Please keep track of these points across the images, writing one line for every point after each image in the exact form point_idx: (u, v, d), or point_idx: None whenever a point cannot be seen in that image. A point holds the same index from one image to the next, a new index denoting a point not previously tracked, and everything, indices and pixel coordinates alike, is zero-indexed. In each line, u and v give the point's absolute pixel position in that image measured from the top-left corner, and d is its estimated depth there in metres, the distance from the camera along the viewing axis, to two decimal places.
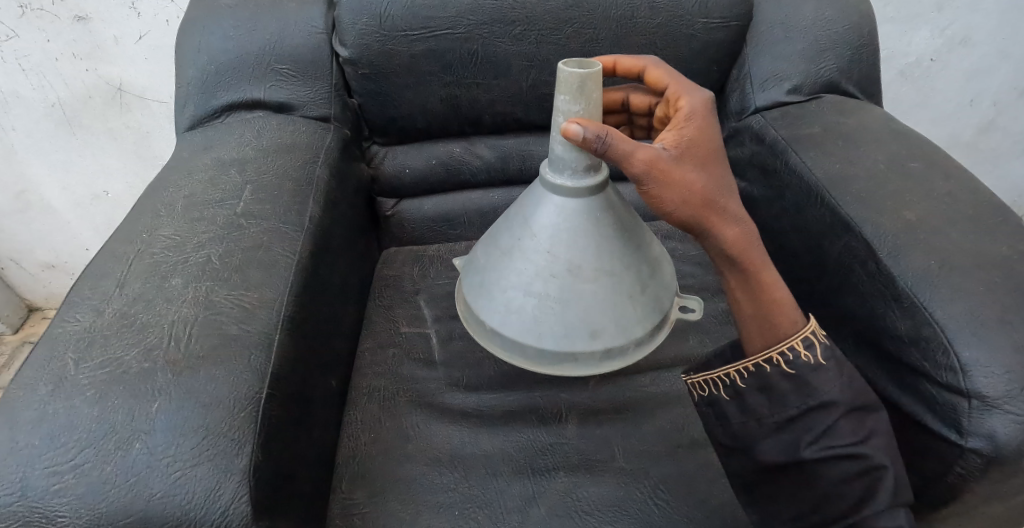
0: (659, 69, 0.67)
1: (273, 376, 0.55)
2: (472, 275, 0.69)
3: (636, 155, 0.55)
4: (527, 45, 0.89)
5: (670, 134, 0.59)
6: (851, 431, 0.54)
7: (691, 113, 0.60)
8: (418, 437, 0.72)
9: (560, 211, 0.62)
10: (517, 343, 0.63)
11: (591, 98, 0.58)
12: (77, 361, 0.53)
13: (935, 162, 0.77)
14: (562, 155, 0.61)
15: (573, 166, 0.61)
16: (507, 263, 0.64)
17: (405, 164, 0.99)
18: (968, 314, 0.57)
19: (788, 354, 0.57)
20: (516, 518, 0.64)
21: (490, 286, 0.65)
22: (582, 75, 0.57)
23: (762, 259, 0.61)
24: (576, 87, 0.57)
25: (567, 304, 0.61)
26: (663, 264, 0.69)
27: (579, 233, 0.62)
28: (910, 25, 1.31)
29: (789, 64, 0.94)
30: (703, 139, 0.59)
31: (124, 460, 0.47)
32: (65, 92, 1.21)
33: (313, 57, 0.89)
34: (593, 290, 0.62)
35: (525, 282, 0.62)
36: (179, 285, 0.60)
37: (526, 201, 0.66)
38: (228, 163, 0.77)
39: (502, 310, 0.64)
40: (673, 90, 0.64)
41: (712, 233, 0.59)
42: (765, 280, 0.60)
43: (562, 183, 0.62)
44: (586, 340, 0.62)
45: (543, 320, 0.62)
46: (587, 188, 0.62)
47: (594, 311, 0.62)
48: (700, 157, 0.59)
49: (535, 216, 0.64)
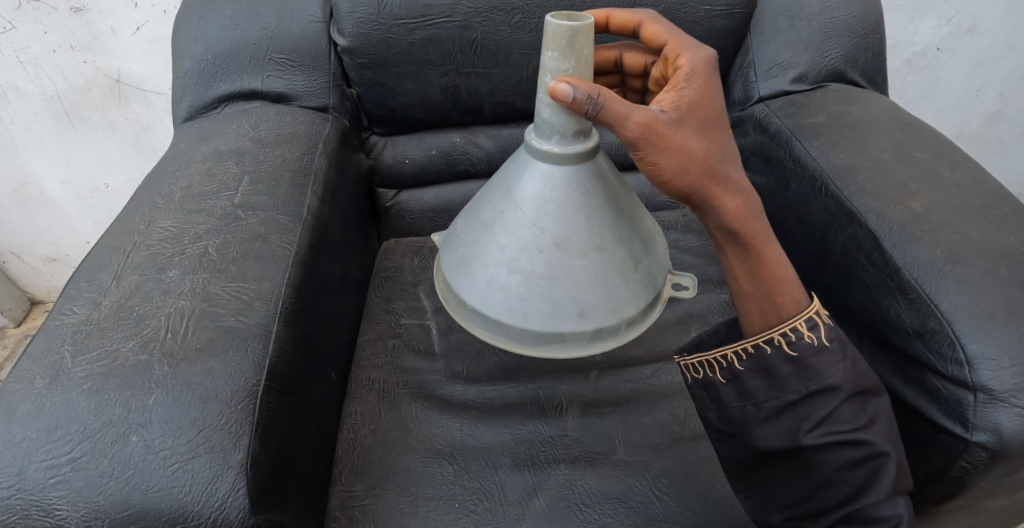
0: (655, 24, 0.66)
1: (271, 368, 0.55)
2: (452, 251, 0.68)
3: (632, 117, 0.53)
4: (528, 33, 0.88)
5: (670, 95, 0.58)
6: (853, 416, 0.54)
7: (692, 72, 0.59)
8: (418, 429, 0.72)
9: (547, 182, 0.61)
10: (501, 323, 0.61)
11: (581, 55, 0.56)
12: (74, 353, 0.53)
13: (943, 152, 0.75)
14: (550, 119, 0.60)
15: (561, 132, 0.60)
16: (490, 238, 0.63)
17: (405, 154, 0.98)
18: (975, 307, 0.56)
19: (790, 335, 0.56)
20: (515, 510, 0.64)
21: (471, 262, 0.64)
22: (571, 28, 0.54)
23: (764, 233, 0.60)
24: (565, 42, 0.55)
25: (554, 281, 0.60)
26: (656, 238, 0.68)
27: (567, 206, 0.61)
28: (917, 13, 1.29)
29: (793, 51, 0.92)
30: (703, 102, 0.58)
31: (121, 452, 0.46)
32: (63, 84, 1.20)
33: (311, 46, 0.88)
34: (583, 265, 0.61)
35: (508, 258, 0.61)
36: (177, 277, 0.60)
37: (510, 171, 0.65)
38: (226, 154, 0.76)
39: (483, 288, 0.62)
40: (673, 47, 0.63)
41: (711, 203, 0.58)
42: (767, 255, 0.59)
43: (549, 148, 0.61)
44: (576, 320, 0.60)
45: (528, 299, 0.60)
46: (576, 155, 0.61)
47: (583, 288, 0.60)
48: (700, 122, 0.57)
49: (519, 187, 0.63)
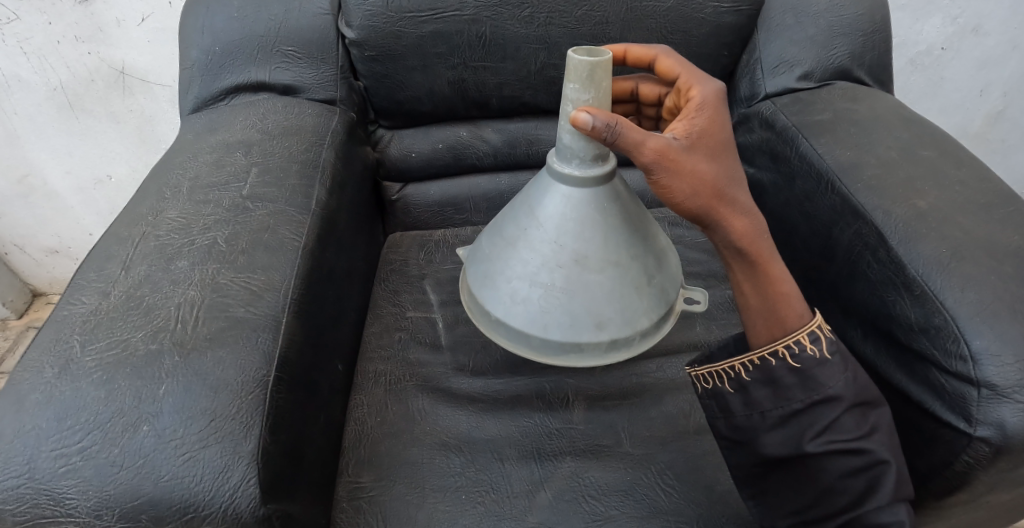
0: (669, 58, 0.66)
1: (281, 359, 0.55)
2: (476, 265, 0.68)
3: (647, 143, 0.54)
4: (536, 27, 0.88)
5: (681, 123, 0.58)
6: (855, 425, 0.54)
7: (703, 102, 0.59)
8: (425, 421, 0.72)
9: (567, 201, 0.62)
10: (522, 334, 0.62)
11: (600, 86, 0.57)
12: (83, 343, 0.53)
13: (948, 150, 0.76)
14: (570, 145, 0.60)
15: (580, 157, 0.61)
16: (512, 252, 0.64)
17: (412, 148, 0.98)
18: (978, 303, 0.57)
19: (793, 347, 0.57)
20: (522, 502, 0.64)
21: (494, 275, 0.64)
22: (592, 62, 0.55)
23: (771, 253, 0.60)
24: (586, 75, 0.56)
25: (573, 295, 0.61)
26: (670, 255, 0.69)
27: (587, 224, 0.61)
28: (923, 12, 1.29)
29: (800, 49, 0.93)
30: (714, 129, 0.58)
31: (131, 442, 0.47)
32: (66, 75, 1.20)
33: (319, 39, 0.88)
34: (601, 281, 0.61)
35: (530, 272, 0.62)
36: (186, 268, 0.60)
37: (532, 191, 0.65)
38: (233, 145, 0.76)
39: (506, 301, 0.63)
40: (684, 79, 0.64)
41: (721, 225, 0.59)
42: (773, 273, 0.60)
43: (569, 172, 0.61)
44: (592, 331, 0.61)
45: (549, 310, 0.61)
46: (595, 179, 0.61)
47: (600, 301, 0.61)
48: (711, 147, 0.58)
49: (540, 205, 0.63)
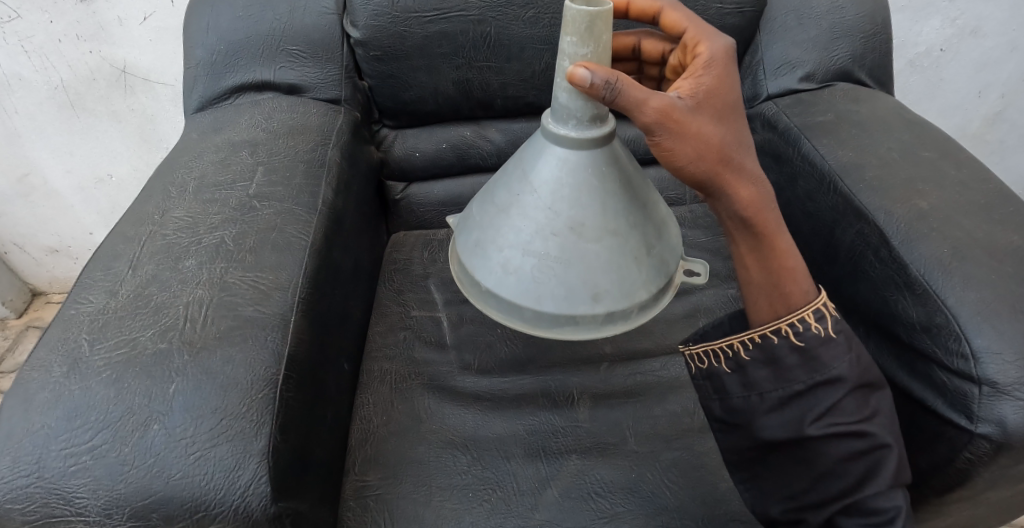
0: (676, 12, 0.65)
1: (290, 357, 0.55)
2: (468, 233, 0.67)
3: (650, 103, 0.52)
4: (541, 28, 0.88)
5: (688, 83, 0.57)
6: (856, 408, 0.55)
7: (710, 61, 0.58)
8: (431, 419, 0.72)
9: (563, 165, 0.61)
10: (516, 305, 0.61)
11: (600, 40, 0.54)
12: (91, 342, 0.53)
13: (949, 151, 0.76)
14: (566, 104, 0.59)
15: (577, 117, 0.59)
16: (505, 220, 0.63)
17: (416, 148, 0.98)
18: (979, 302, 0.57)
19: (799, 326, 0.57)
20: (528, 499, 0.65)
21: (487, 245, 0.63)
22: (591, 13, 0.53)
23: (777, 222, 0.59)
24: (585, 28, 0.53)
25: (568, 264, 0.60)
26: (669, 225, 0.68)
27: (585, 191, 0.60)
28: (922, 14, 1.30)
29: (802, 51, 0.93)
30: (721, 90, 0.57)
31: (142, 441, 0.47)
32: (68, 74, 1.20)
33: (324, 38, 0.88)
34: (598, 250, 0.60)
35: (525, 240, 0.61)
36: (193, 267, 0.60)
37: (526, 154, 0.64)
38: (239, 145, 0.77)
39: (499, 271, 0.62)
40: (693, 36, 0.62)
41: (725, 192, 0.57)
42: (777, 243, 0.59)
43: (565, 133, 0.60)
44: (588, 303, 0.60)
45: (543, 281, 0.60)
46: (592, 140, 0.60)
47: (597, 271, 0.60)
48: (718, 110, 0.56)
49: (535, 171, 0.62)
